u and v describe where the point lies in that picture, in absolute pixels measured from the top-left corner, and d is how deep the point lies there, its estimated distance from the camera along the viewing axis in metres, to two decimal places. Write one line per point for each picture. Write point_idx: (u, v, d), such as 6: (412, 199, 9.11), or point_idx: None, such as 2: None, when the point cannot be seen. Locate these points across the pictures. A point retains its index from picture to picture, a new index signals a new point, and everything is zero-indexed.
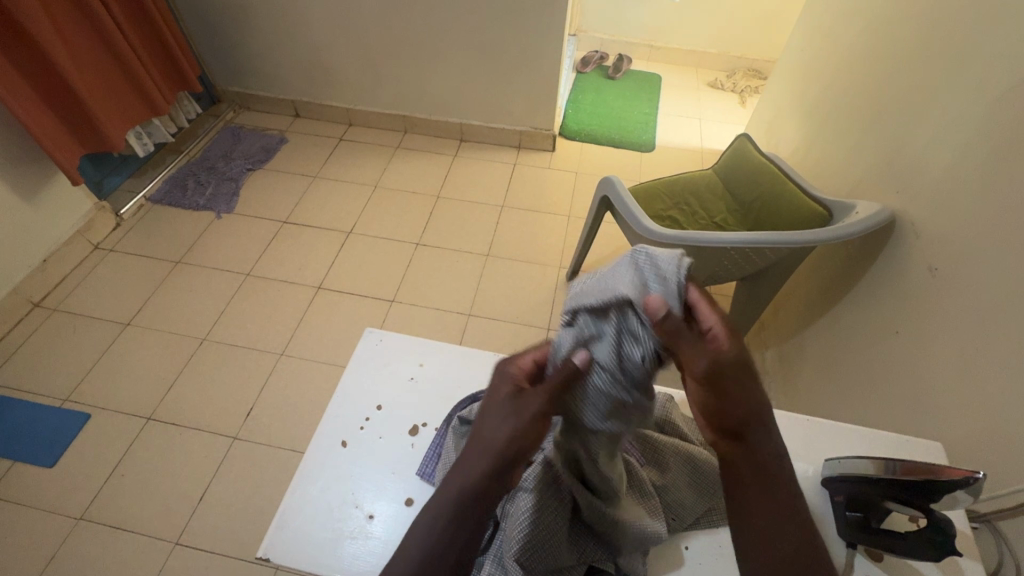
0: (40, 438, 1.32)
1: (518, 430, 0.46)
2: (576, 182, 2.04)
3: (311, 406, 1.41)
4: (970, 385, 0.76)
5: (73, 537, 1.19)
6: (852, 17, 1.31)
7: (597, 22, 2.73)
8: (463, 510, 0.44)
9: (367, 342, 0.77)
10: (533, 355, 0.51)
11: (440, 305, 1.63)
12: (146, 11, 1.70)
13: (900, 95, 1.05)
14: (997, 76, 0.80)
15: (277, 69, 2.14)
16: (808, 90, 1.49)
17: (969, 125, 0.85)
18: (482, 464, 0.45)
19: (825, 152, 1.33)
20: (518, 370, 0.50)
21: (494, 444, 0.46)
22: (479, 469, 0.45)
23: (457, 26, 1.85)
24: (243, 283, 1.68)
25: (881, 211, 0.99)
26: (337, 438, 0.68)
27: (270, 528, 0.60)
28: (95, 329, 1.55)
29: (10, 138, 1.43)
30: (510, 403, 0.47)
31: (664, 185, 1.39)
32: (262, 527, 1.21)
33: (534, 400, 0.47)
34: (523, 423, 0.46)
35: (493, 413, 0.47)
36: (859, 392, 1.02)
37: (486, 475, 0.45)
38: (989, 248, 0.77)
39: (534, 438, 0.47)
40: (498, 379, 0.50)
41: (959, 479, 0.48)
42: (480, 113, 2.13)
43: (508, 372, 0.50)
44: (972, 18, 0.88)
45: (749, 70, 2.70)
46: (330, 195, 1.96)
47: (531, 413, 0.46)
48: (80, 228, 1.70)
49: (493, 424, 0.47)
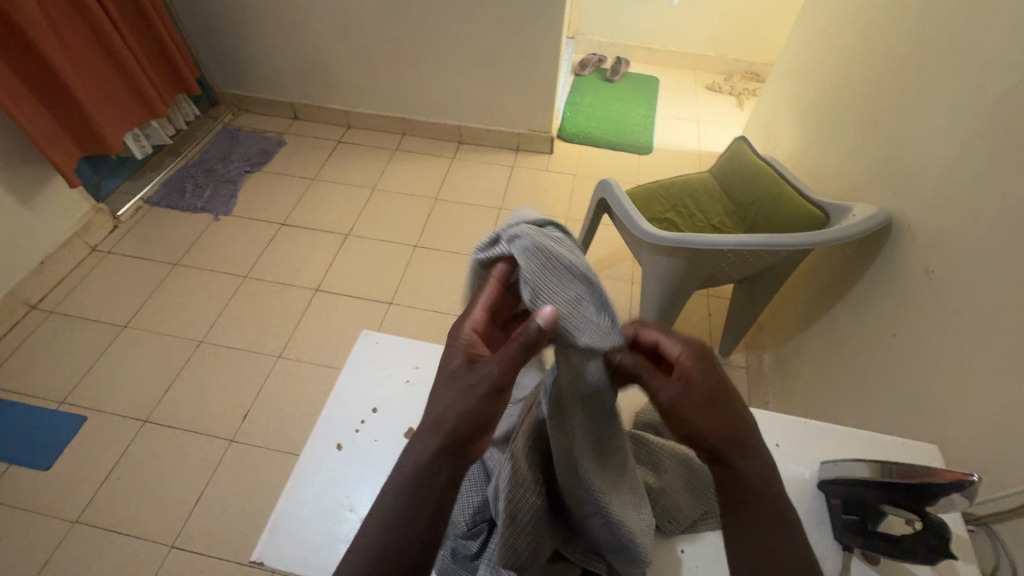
0: (37, 441, 1.32)
1: (469, 402, 0.44)
2: (574, 185, 2.04)
3: (308, 409, 1.40)
4: (965, 388, 0.76)
5: (68, 540, 1.19)
6: (849, 20, 1.31)
7: (595, 25, 2.74)
8: (418, 490, 0.42)
9: (364, 345, 0.77)
10: (483, 307, 0.50)
11: (438, 307, 1.63)
12: (145, 15, 1.71)
13: (896, 99, 1.05)
14: (992, 80, 0.81)
15: (276, 71, 2.14)
16: (805, 94, 1.49)
17: (963, 129, 0.85)
18: (432, 442, 0.43)
19: (822, 155, 1.33)
20: (470, 333, 0.49)
21: (443, 421, 0.44)
22: (429, 447, 0.43)
23: (455, 29, 1.85)
24: (240, 285, 1.68)
25: (877, 214, 0.99)
26: (333, 440, 0.68)
27: (265, 532, 0.60)
28: (92, 331, 1.54)
29: (9, 141, 1.44)
30: (462, 373, 0.46)
31: (662, 187, 1.39)
32: (259, 530, 1.21)
33: (487, 366, 0.45)
34: (474, 396, 0.44)
35: (444, 390, 0.46)
36: (856, 395, 1.02)
37: (437, 452, 0.43)
38: (984, 251, 0.77)
39: (490, 410, 0.45)
40: (450, 350, 0.49)
41: (954, 482, 0.47)
42: (479, 116, 2.13)
43: (461, 337, 0.49)
44: (967, 22, 0.88)
45: (747, 73, 2.71)
46: (328, 198, 1.96)
47: (485, 382, 0.44)
48: (78, 229, 1.70)
49: (444, 401, 0.45)
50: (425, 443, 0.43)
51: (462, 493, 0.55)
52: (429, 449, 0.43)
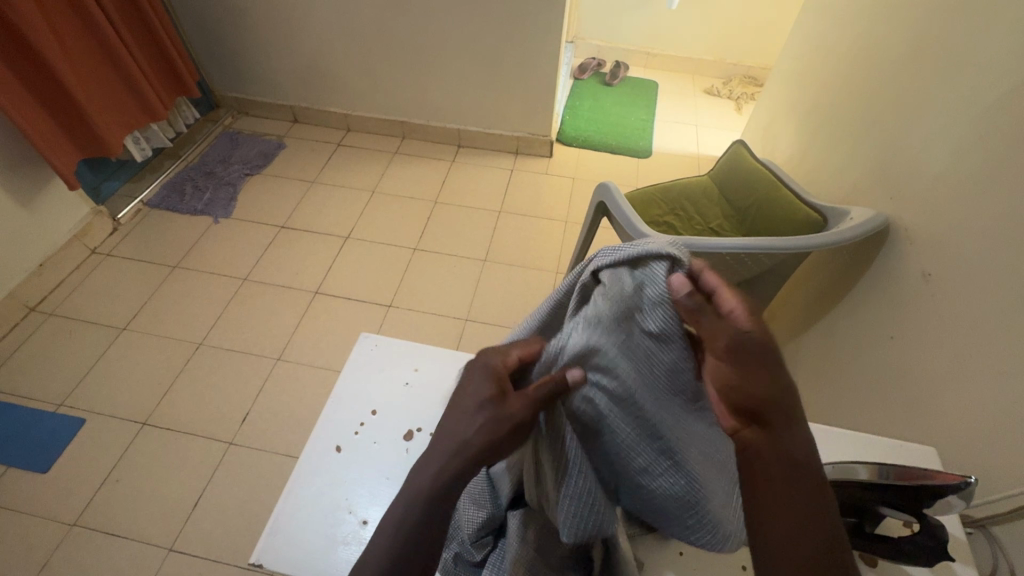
0: (35, 443, 1.32)
1: (496, 435, 0.44)
2: (573, 189, 2.05)
3: (307, 412, 1.40)
4: (962, 391, 0.76)
5: (67, 543, 1.18)
6: (846, 24, 1.32)
7: (594, 29, 2.75)
8: (435, 508, 0.43)
9: (363, 347, 0.77)
10: (519, 352, 0.50)
11: (437, 310, 1.63)
12: (146, 20, 1.72)
13: (893, 104, 1.06)
14: (988, 86, 0.81)
15: (276, 74, 2.15)
16: (803, 98, 1.50)
17: (959, 135, 0.86)
18: (450, 458, 0.44)
19: (820, 159, 1.34)
20: (501, 365, 0.49)
21: (468, 445, 0.44)
22: (450, 466, 0.44)
23: (455, 34, 1.86)
24: (240, 288, 1.68)
25: (876, 218, 0.99)
26: (332, 443, 0.68)
27: (264, 534, 0.60)
28: (92, 333, 1.54)
29: (9, 145, 1.44)
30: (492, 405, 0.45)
31: (660, 191, 1.40)
32: (257, 532, 1.21)
33: (515, 401, 0.45)
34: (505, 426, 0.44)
35: (455, 421, 0.46)
36: (854, 398, 1.02)
37: None
38: (980, 255, 0.77)
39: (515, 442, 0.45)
40: (482, 375, 0.48)
41: (950, 484, 0.48)
42: (478, 119, 2.13)
43: (490, 366, 0.48)
44: (962, 28, 0.89)
45: (746, 78, 2.72)
46: (328, 201, 1.96)
47: (512, 418, 0.44)
48: (77, 232, 1.70)
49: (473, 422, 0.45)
50: (444, 461, 0.44)
51: (461, 505, 0.55)
52: (448, 470, 0.44)
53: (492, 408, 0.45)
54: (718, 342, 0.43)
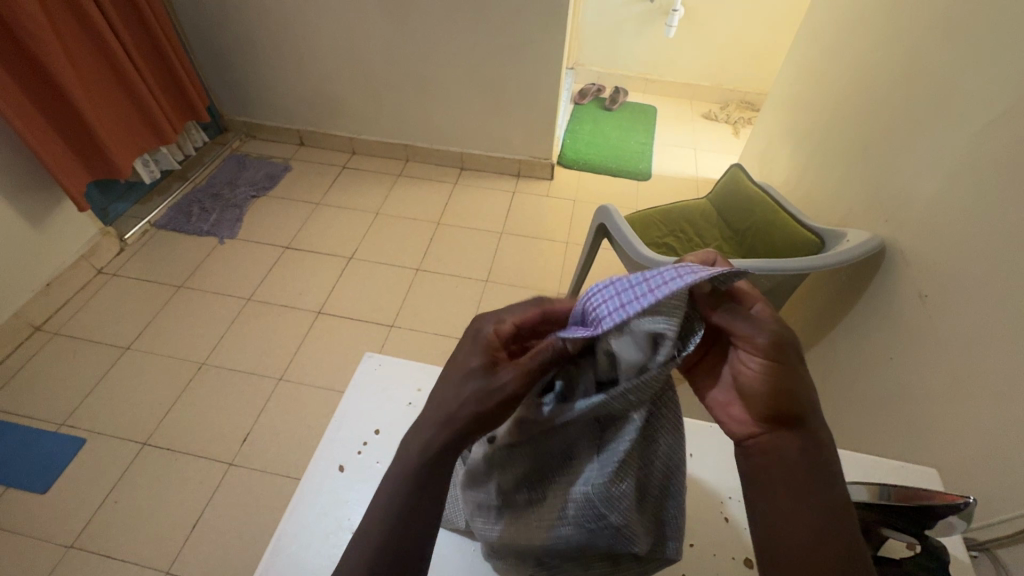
0: (37, 462, 1.32)
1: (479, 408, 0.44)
2: (574, 211, 2.08)
3: (308, 432, 1.40)
4: (960, 413, 0.77)
5: (62, 565, 1.17)
6: (841, 52, 1.36)
7: (594, 55, 2.83)
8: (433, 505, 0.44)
9: (367, 366, 0.79)
10: (515, 318, 0.49)
11: (438, 331, 1.64)
12: (163, 53, 1.80)
13: (886, 131, 1.09)
14: (976, 115, 0.84)
15: (284, 100, 2.21)
16: (798, 122, 1.55)
17: (950, 161, 0.89)
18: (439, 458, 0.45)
19: (816, 182, 1.36)
20: (496, 334, 0.47)
21: (454, 418, 0.44)
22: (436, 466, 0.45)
23: (458, 61, 1.92)
24: (244, 307, 1.69)
25: (870, 240, 1.01)
26: (335, 462, 0.68)
27: (264, 555, 0.60)
28: (98, 352, 1.55)
29: (23, 167, 1.48)
30: (480, 375, 0.45)
31: (659, 213, 1.42)
32: (255, 553, 1.20)
33: (507, 373, 0.45)
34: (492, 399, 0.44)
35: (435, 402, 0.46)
36: (855, 418, 1.02)
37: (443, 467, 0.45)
38: (971, 278, 0.80)
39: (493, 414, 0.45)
40: (472, 344, 0.47)
41: (949, 503, 0.48)
42: (481, 144, 2.18)
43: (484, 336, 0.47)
44: (952, 60, 0.93)
45: (742, 103, 2.78)
46: (333, 221, 2.00)
47: (502, 390, 0.44)
48: (85, 252, 1.72)
49: (448, 397, 0.45)
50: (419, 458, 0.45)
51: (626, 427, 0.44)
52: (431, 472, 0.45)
53: (480, 378, 0.45)
54: (757, 345, 0.46)
